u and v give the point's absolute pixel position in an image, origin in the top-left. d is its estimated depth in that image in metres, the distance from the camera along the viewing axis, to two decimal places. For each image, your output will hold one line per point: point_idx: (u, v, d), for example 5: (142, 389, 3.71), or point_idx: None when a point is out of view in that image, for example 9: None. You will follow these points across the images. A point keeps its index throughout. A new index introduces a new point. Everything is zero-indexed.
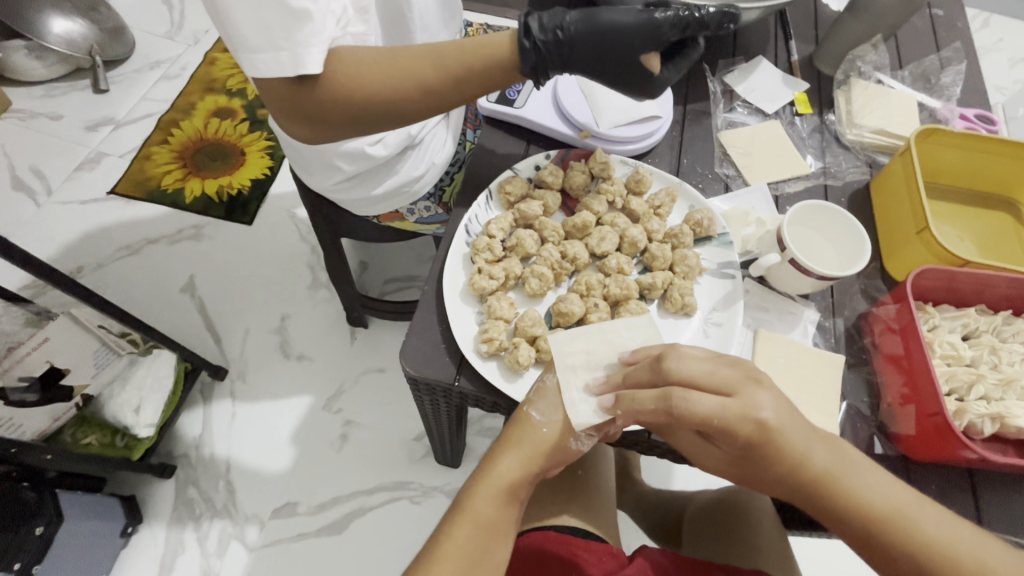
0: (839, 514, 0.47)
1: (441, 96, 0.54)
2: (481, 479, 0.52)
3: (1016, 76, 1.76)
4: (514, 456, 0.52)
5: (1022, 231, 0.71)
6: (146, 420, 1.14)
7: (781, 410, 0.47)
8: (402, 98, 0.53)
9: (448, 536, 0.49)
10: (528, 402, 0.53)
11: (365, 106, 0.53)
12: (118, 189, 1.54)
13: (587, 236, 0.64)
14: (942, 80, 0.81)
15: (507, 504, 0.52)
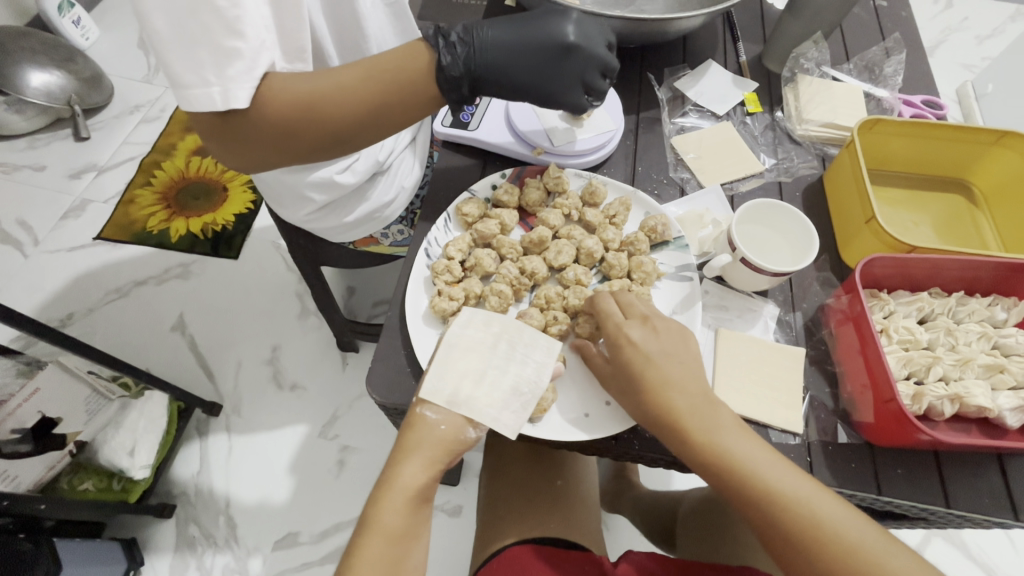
0: (685, 452, 0.50)
1: (360, 102, 0.55)
2: (386, 491, 0.51)
3: (983, 53, 1.78)
4: (417, 461, 0.52)
5: (975, 212, 0.72)
6: (142, 462, 1.16)
7: (654, 348, 0.53)
8: (322, 103, 0.54)
9: (360, 555, 0.49)
10: (421, 403, 0.53)
11: (286, 115, 0.54)
12: (104, 234, 1.56)
13: (545, 250, 0.65)
14: (885, 71, 0.83)
15: (416, 508, 0.52)
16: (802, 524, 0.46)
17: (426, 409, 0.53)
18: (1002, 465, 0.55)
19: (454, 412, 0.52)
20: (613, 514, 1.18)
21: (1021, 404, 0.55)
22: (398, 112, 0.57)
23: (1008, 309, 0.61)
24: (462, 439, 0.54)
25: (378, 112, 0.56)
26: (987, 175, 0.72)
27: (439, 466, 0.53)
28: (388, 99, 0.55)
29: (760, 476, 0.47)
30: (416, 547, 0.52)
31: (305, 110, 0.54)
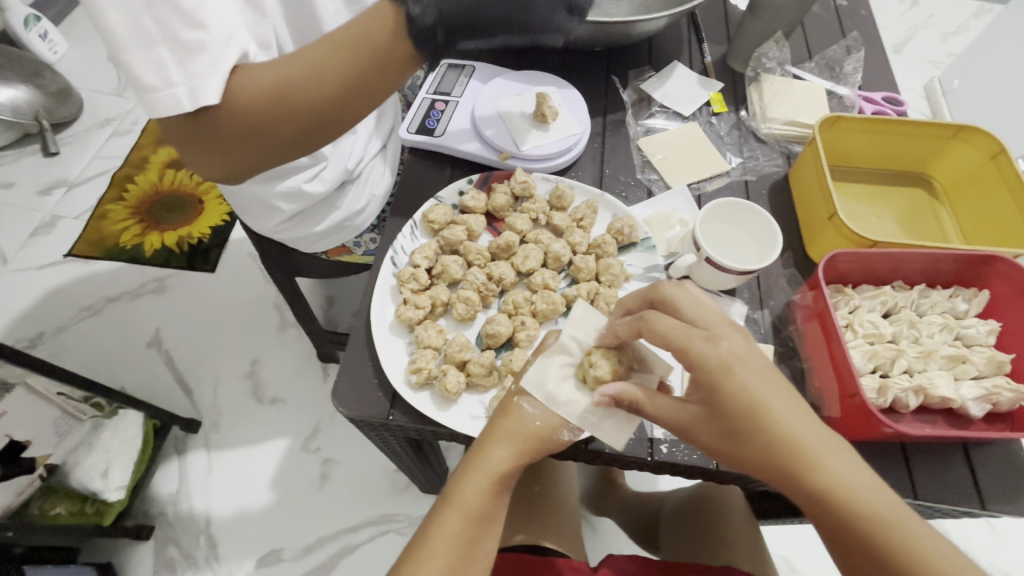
0: (806, 497, 0.44)
1: (326, 80, 0.51)
2: (472, 469, 0.50)
3: (949, 49, 1.82)
4: (506, 447, 0.50)
5: (936, 205, 0.74)
6: (116, 483, 1.13)
7: (750, 370, 0.45)
8: (288, 90, 0.51)
9: (438, 529, 0.49)
10: (518, 393, 0.52)
11: (253, 111, 0.51)
12: (75, 250, 1.52)
13: (513, 255, 0.65)
14: (846, 68, 0.84)
15: (497, 493, 0.50)
16: (898, 548, 0.41)
17: (523, 401, 0.52)
18: (968, 455, 0.56)
19: (552, 410, 0.51)
20: (600, 517, 1.18)
21: (983, 393, 0.56)
22: (367, 81, 0.52)
23: (969, 300, 0.61)
24: (555, 439, 0.51)
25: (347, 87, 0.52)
26: (947, 169, 0.74)
27: (528, 460, 0.51)
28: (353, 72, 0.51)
29: (855, 495, 0.42)
30: (492, 531, 0.51)
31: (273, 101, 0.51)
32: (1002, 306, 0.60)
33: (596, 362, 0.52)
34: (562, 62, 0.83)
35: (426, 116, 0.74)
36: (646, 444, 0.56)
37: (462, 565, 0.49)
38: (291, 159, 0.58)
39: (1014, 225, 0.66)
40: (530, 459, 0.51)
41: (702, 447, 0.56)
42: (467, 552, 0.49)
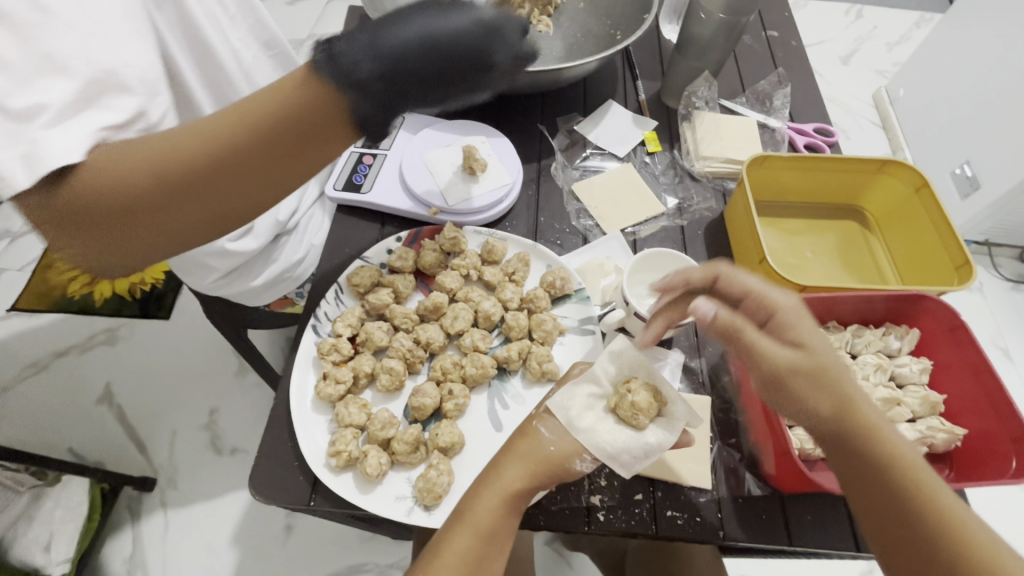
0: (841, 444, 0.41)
1: (243, 137, 0.39)
2: (484, 485, 0.48)
3: (894, 59, 1.86)
4: (520, 465, 0.48)
5: (869, 236, 0.74)
6: (59, 556, 1.04)
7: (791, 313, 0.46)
8: (180, 152, 0.38)
9: (446, 543, 0.45)
10: (539, 417, 0.51)
11: (105, 192, 0.37)
12: (18, 305, 1.44)
13: (442, 316, 0.63)
14: (775, 103, 0.85)
15: (509, 517, 0.47)
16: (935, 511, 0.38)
17: (543, 425, 0.51)
18: None
19: (569, 435, 0.49)
20: (576, 552, 1.13)
21: (919, 436, 0.55)
22: (316, 148, 0.42)
23: (901, 338, 0.61)
24: (567, 470, 0.49)
25: (293, 139, 0.40)
26: (878, 201, 0.74)
27: (541, 484, 0.48)
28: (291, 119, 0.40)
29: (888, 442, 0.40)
30: (503, 558, 0.47)
31: (144, 169, 0.37)
32: (933, 344, 0.60)
33: (635, 388, 0.50)
34: (494, 109, 0.82)
35: (353, 172, 0.72)
36: (583, 514, 0.54)
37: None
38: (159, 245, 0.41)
39: (941, 258, 0.66)
40: (542, 484, 0.48)
41: (639, 512, 0.54)
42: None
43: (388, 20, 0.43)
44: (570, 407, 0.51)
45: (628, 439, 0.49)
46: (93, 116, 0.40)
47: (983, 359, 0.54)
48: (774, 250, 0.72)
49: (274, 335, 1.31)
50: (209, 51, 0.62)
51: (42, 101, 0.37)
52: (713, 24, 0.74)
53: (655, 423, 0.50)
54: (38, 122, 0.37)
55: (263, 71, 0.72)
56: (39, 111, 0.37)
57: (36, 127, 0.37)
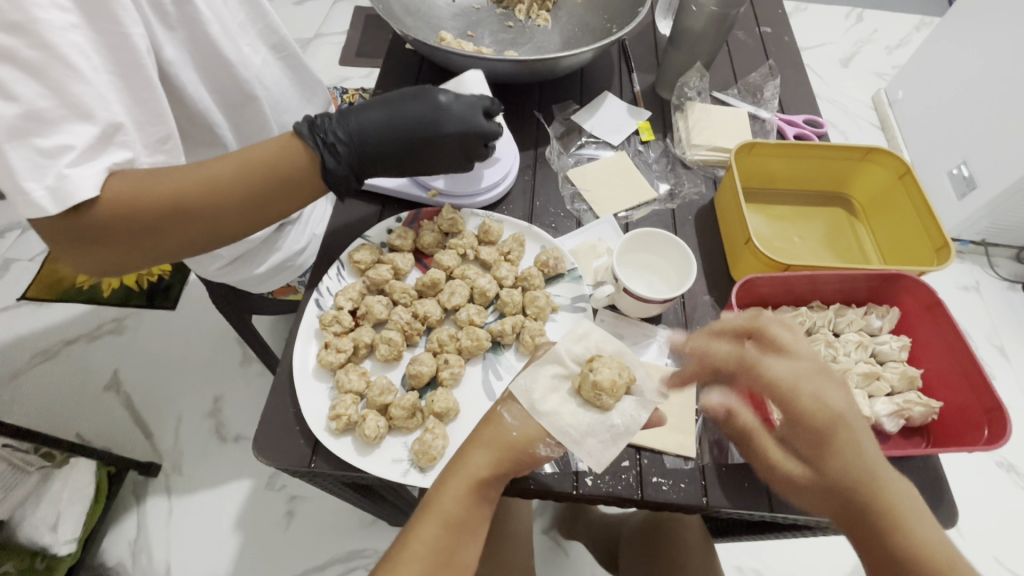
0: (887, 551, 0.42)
1: (237, 187, 0.51)
2: (450, 475, 0.48)
3: (893, 62, 1.88)
4: (485, 451, 0.48)
5: (854, 222, 0.76)
6: (65, 536, 1.07)
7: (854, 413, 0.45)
8: (185, 193, 0.49)
9: (414, 534, 0.46)
10: (503, 403, 0.51)
11: (120, 220, 0.46)
12: (28, 294, 1.46)
13: (439, 292, 0.65)
14: (766, 94, 0.87)
15: (478, 502, 0.48)
16: (898, 526, 0.42)
17: (506, 410, 0.50)
18: None
19: (531, 420, 0.49)
20: (571, 541, 1.14)
21: (896, 408, 0.57)
22: (290, 198, 0.55)
23: (882, 317, 0.63)
24: (533, 453, 0.49)
25: (273, 192, 0.54)
26: (863, 188, 0.76)
27: (507, 468, 0.48)
28: (274, 178, 0.53)
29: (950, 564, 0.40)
30: (474, 541, 0.48)
31: (156, 204, 0.47)
32: (912, 322, 0.62)
33: (597, 367, 0.49)
34: (493, 99, 0.85)
35: None
36: (571, 477, 0.56)
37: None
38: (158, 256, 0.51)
39: (923, 241, 0.68)
40: (510, 468, 0.48)
41: (627, 477, 0.56)
42: (440, 568, 0.45)
43: (371, 108, 0.61)
44: (533, 389, 0.50)
45: (592, 421, 0.49)
46: (110, 157, 0.46)
47: (959, 335, 0.57)
48: (762, 234, 0.74)
49: (278, 325, 1.33)
50: (220, 55, 0.63)
51: (66, 143, 0.43)
52: (705, 16, 0.77)
53: (621, 404, 0.49)
54: (62, 164, 0.43)
55: (271, 74, 0.74)
56: (62, 151, 0.43)
57: (61, 167, 0.43)
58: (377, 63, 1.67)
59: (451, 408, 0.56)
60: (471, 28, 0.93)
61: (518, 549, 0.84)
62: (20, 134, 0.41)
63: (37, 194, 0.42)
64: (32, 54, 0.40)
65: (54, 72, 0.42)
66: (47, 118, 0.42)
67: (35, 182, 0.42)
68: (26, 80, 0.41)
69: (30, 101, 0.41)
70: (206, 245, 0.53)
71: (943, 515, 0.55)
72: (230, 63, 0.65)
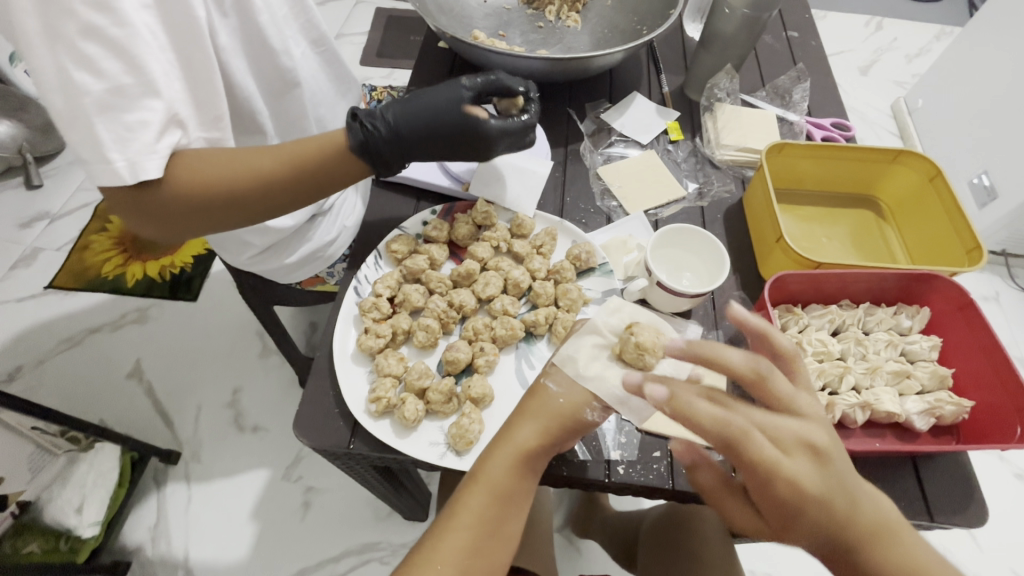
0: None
1: (280, 178, 0.53)
2: (496, 447, 0.49)
3: (913, 70, 1.88)
4: (532, 424, 0.49)
5: (883, 224, 0.77)
6: (89, 519, 1.09)
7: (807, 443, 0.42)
8: (240, 180, 0.51)
9: (462, 501, 0.47)
10: (546, 372, 0.52)
11: (182, 198, 0.49)
12: (56, 283, 1.49)
13: (474, 283, 0.67)
14: (794, 97, 0.88)
15: (524, 475, 0.48)
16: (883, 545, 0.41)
17: (551, 380, 0.51)
18: (915, 469, 0.57)
19: (576, 384, 0.50)
20: (585, 539, 1.14)
21: (927, 407, 0.58)
22: (333, 181, 0.57)
23: (912, 317, 0.64)
24: (580, 419, 0.50)
25: (318, 179, 0.55)
26: (891, 191, 0.77)
27: (555, 439, 0.49)
28: (313, 165, 0.54)
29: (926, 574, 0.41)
30: (519, 515, 0.48)
31: (215, 183, 0.50)
32: (943, 322, 0.63)
33: (637, 330, 0.51)
34: None
35: None
36: (603, 466, 0.57)
37: (484, 545, 0.46)
38: (208, 229, 0.54)
39: (953, 243, 0.69)
40: (558, 440, 0.49)
41: (657, 467, 0.57)
42: (487, 537, 0.46)
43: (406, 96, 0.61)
44: (576, 359, 0.52)
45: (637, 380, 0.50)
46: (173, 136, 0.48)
47: (990, 336, 0.57)
48: (791, 233, 0.75)
49: (300, 317, 1.35)
50: (266, 44, 0.65)
51: (144, 118, 0.45)
52: (736, 19, 0.78)
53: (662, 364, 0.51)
54: (140, 139, 0.45)
55: (311, 67, 0.76)
56: (141, 127, 0.45)
57: (140, 141, 0.45)
58: (399, 62, 1.69)
59: (485, 394, 0.57)
60: (501, 28, 0.95)
61: (539, 543, 0.85)
62: (108, 109, 0.44)
63: (118, 164, 0.45)
64: (115, 32, 0.42)
65: (133, 50, 0.43)
66: (130, 93, 0.44)
67: (118, 154, 0.45)
68: (110, 57, 0.43)
69: (115, 77, 0.43)
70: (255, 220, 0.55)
71: (972, 514, 0.55)
72: (275, 52, 0.66)
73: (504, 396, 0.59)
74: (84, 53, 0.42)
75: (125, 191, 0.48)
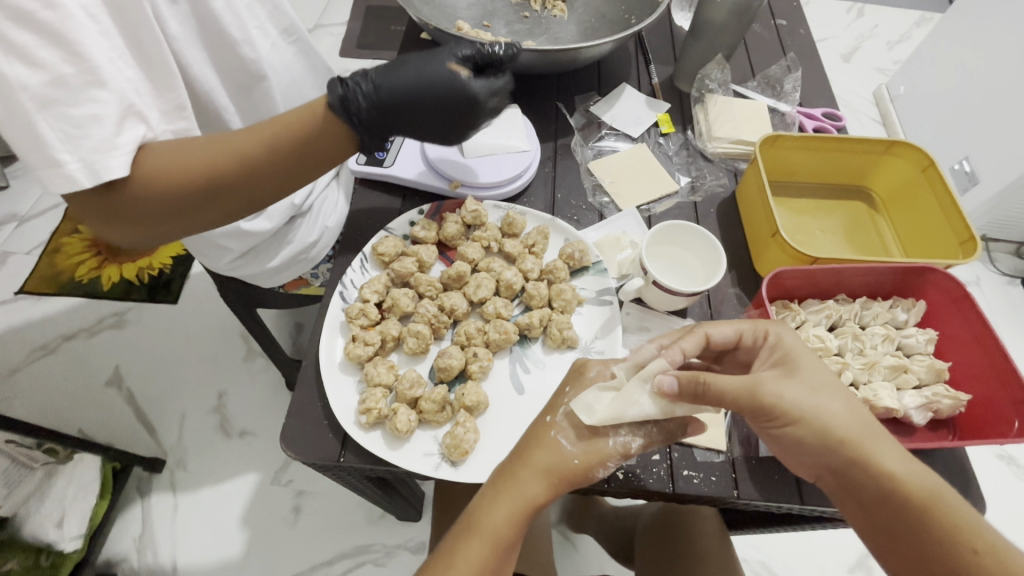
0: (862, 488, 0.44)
1: (262, 158, 0.50)
2: (499, 500, 0.47)
3: (895, 57, 1.88)
4: (538, 479, 0.48)
5: (875, 215, 0.76)
6: (71, 532, 1.03)
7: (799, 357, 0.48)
8: (218, 168, 0.48)
9: (459, 551, 0.46)
10: (557, 428, 0.50)
11: (158, 191, 0.47)
12: (26, 288, 1.43)
13: (465, 285, 0.65)
14: (785, 87, 0.87)
15: (523, 525, 0.47)
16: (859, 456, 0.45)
17: (561, 435, 0.50)
18: (913, 464, 0.57)
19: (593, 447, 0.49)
20: (580, 534, 1.14)
21: (925, 401, 0.57)
22: (316, 162, 0.54)
23: (908, 310, 0.63)
24: (591, 476, 0.49)
25: (306, 154, 0.53)
26: (884, 183, 0.76)
27: (559, 493, 0.48)
28: (294, 143, 0.51)
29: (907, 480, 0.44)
30: (510, 560, 0.48)
31: (190, 174, 0.47)
32: (938, 315, 0.62)
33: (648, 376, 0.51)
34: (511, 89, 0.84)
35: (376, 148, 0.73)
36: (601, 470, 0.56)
37: None
38: (193, 225, 0.51)
39: (945, 234, 0.68)
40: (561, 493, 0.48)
41: (657, 470, 0.56)
42: None
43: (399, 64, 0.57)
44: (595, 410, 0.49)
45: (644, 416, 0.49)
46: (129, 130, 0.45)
47: (987, 329, 0.57)
48: (784, 226, 0.74)
49: (284, 318, 1.32)
50: (223, 32, 0.62)
51: (96, 112, 0.43)
52: (726, 7, 0.76)
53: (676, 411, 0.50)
54: (92, 135, 0.43)
55: (281, 57, 0.72)
56: (93, 122, 0.43)
57: (91, 139, 0.43)
58: None
59: (482, 402, 0.55)
60: (486, 18, 0.92)
61: (538, 544, 0.84)
62: (48, 104, 0.41)
63: (71, 165, 0.43)
64: (48, 16, 0.39)
65: (70, 38, 0.41)
66: (73, 84, 0.42)
67: (69, 155, 0.42)
68: (46, 46, 0.40)
69: (54, 67, 0.41)
70: (242, 210, 0.53)
71: (969, 508, 0.55)
72: (233, 42, 0.63)
73: (495, 400, 0.58)
74: (17, 42, 0.39)
75: (96, 190, 0.45)
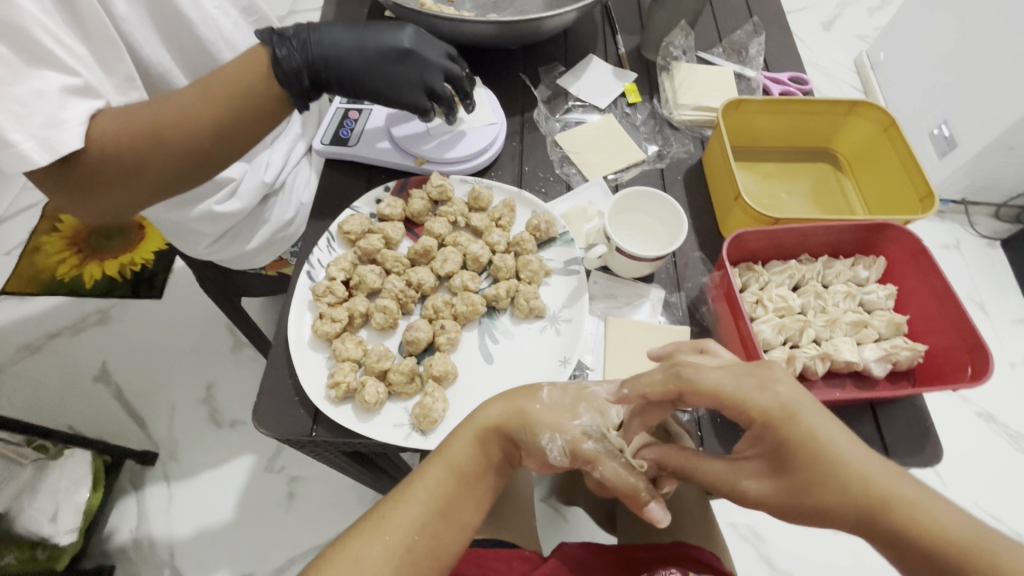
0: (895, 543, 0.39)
1: (206, 120, 0.50)
2: (461, 426, 0.51)
3: (874, 23, 1.87)
4: (497, 404, 0.51)
5: (840, 177, 0.77)
6: (66, 526, 1.04)
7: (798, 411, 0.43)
8: (164, 130, 0.48)
9: (420, 475, 0.50)
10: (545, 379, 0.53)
11: (109, 160, 0.47)
12: (7, 288, 1.42)
13: (432, 260, 0.65)
14: (751, 52, 0.87)
15: (482, 452, 0.50)
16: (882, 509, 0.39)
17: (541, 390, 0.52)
18: (874, 416, 0.58)
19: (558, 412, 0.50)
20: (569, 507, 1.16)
21: (884, 353, 0.59)
22: (259, 126, 0.54)
23: (868, 267, 0.65)
24: (534, 434, 0.49)
25: (254, 114, 0.53)
26: (848, 144, 0.77)
27: (512, 429, 0.50)
28: (238, 107, 0.51)
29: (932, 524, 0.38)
30: (475, 494, 0.50)
31: (137, 142, 0.47)
32: (898, 271, 0.64)
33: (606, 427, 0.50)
34: (476, 64, 0.83)
35: (340, 127, 0.73)
36: None
37: (434, 525, 0.48)
38: (149, 199, 0.51)
39: (906, 192, 0.69)
40: (515, 430, 0.50)
41: None
42: (439, 514, 0.48)
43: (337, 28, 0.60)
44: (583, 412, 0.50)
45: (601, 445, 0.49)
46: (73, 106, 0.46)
47: (943, 281, 0.58)
48: (750, 191, 0.75)
49: (267, 308, 1.32)
50: (177, 12, 0.61)
51: (37, 88, 0.45)
52: None
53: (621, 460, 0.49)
54: (36, 110, 0.45)
55: (243, 37, 0.72)
56: (35, 98, 0.45)
57: (39, 115, 0.45)
58: None
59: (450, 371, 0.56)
60: None
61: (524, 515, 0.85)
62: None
63: (25, 145, 0.44)
64: None
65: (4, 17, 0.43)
66: (12, 64, 0.44)
67: (19, 134, 0.44)
68: None
69: None
70: (196, 180, 0.53)
71: (927, 455, 0.57)
72: (190, 22, 0.62)
73: (464, 371, 0.58)
74: None
75: (53, 165, 0.46)
